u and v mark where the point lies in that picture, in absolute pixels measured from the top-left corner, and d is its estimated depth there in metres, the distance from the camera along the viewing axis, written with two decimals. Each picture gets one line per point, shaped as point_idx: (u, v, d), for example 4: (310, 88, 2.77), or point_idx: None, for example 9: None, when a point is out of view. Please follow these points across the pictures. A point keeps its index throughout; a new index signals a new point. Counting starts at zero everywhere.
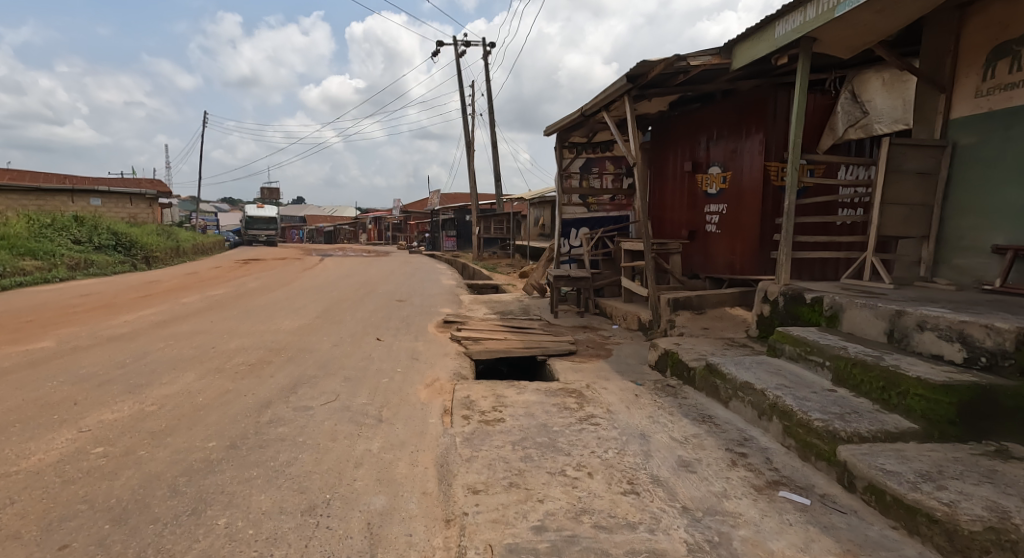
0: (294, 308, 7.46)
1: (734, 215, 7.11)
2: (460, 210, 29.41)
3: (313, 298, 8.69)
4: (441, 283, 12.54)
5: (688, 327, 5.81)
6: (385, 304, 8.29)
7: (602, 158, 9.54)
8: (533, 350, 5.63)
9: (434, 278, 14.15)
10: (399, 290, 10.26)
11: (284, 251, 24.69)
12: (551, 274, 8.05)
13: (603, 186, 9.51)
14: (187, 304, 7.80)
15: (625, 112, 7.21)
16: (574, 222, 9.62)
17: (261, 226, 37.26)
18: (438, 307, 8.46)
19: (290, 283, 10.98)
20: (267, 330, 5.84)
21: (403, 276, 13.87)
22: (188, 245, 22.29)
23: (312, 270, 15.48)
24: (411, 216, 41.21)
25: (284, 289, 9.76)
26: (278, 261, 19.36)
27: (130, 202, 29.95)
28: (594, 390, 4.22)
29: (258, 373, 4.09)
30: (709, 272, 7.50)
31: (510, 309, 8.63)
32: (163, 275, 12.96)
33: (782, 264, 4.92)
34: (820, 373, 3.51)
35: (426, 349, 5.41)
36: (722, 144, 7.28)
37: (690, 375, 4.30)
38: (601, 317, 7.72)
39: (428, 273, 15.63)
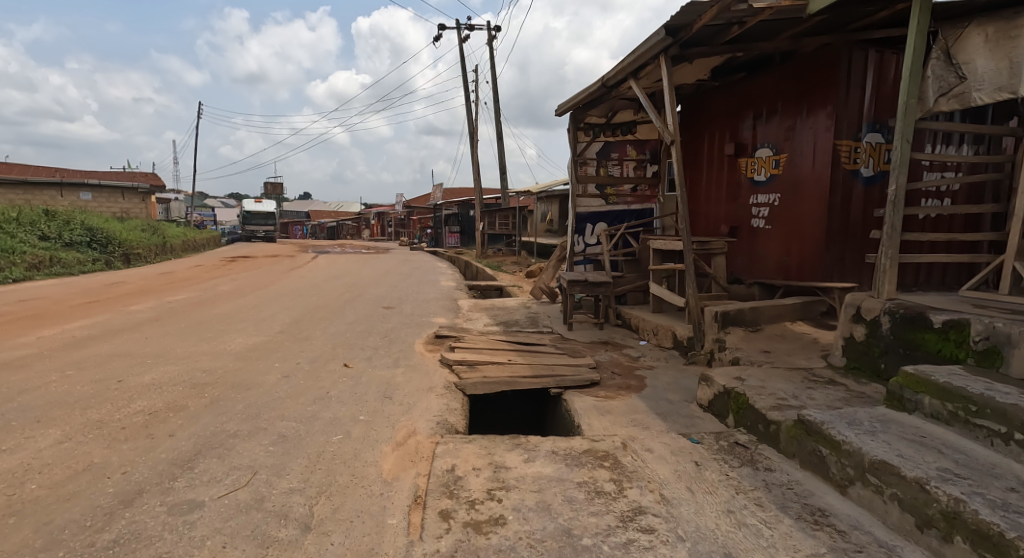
0: (258, 319, 6.28)
1: (791, 208, 5.82)
2: (464, 204, 28.27)
3: (288, 305, 7.49)
4: (440, 285, 11.31)
5: (744, 349, 4.53)
6: (368, 313, 7.08)
7: (624, 142, 8.28)
8: (545, 382, 4.39)
9: (433, 278, 12.95)
10: (390, 295, 9.03)
11: (279, 248, 23.61)
12: (565, 278, 6.80)
13: (624, 174, 8.28)
14: (133, 313, 6.61)
15: (656, 82, 5.93)
16: (590, 217, 8.36)
17: (260, 222, 36.25)
18: (431, 316, 7.24)
19: (268, 286, 9.78)
20: (206, 352, 4.62)
21: (398, 277, 12.66)
22: (177, 241, 21.24)
23: (301, 270, 14.34)
24: (414, 211, 40.05)
25: (257, 294, 8.58)
26: (268, 258, 18.23)
27: (123, 196, 29.02)
28: (634, 455, 2.96)
29: (159, 427, 2.92)
30: (757, 277, 6.21)
31: (516, 318, 7.37)
32: (133, 275, 11.85)
33: (882, 271, 3.61)
34: (1001, 452, 2.25)
35: (406, 381, 4.18)
36: (775, 120, 5.98)
37: (771, 432, 3.01)
38: (625, 331, 6.45)
39: (427, 272, 14.42)
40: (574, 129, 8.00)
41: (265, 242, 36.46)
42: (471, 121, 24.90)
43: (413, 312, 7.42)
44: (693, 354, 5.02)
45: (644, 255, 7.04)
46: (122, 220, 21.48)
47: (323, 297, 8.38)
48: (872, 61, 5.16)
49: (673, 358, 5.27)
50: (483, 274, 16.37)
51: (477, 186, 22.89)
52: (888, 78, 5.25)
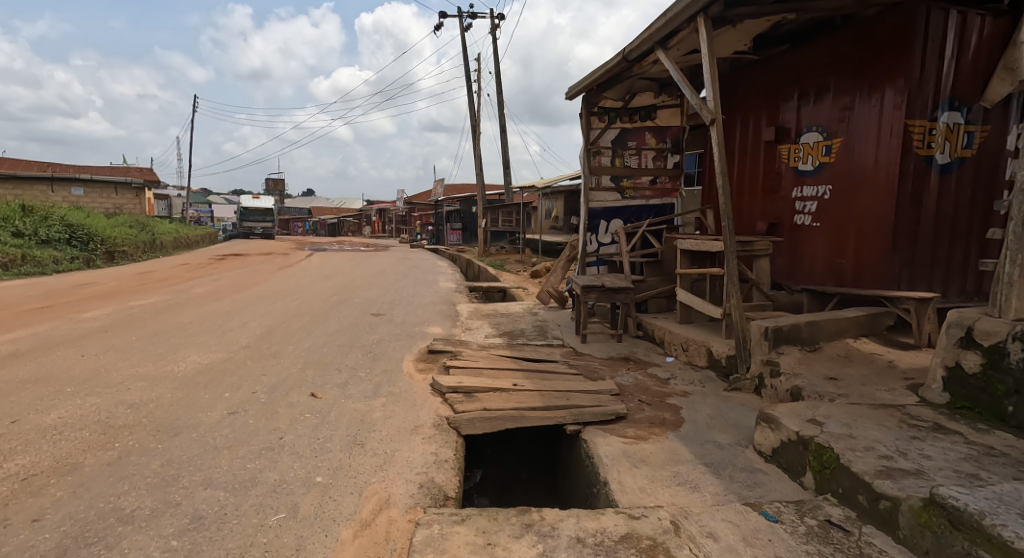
0: (225, 330, 5.47)
1: (844, 201, 4.95)
2: (466, 200, 27.48)
3: (264, 311, 6.67)
4: (439, 287, 10.49)
5: (804, 374, 3.67)
6: (353, 321, 6.28)
7: (642, 130, 7.41)
8: (559, 418, 3.56)
9: (431, 279, 12.12)
10: (383, 299, 8.21)
11: (273, 246, 22.84)
12: (578, 283, 5.95)
13: (642, 165, 7.42)
14: (83, 323, 5.80)
15: (687, 52, 5.03)
16: (604, 213, 7.50)
17: (258, 218, 35.55)
18: (425, 325, 6.42)
19: (250, 288, 8.99)
20: (144, 378, 3.80)
21: (395, 278, 11.86)
22: (167, 238, 20.52)
23: (291, 269, 13.53)
24: (416, 207, 39.26)
25: (234, 297, 7.76)
26: (261, 257, 17.46)
27: (116, 192, 28.34)
28: (692, 543, 2.11)
29: (28, 504, 2.10)
30: (800, 283, 5.35)
31: (521, 328, 6.52)
32: (110, 275, 11.08)
33: (1007, 283, 2.73)
34: None
35: (386, 417, 3.36)
36: (825, 98, 5.11)
37: (881, 512, 2.15)
38: (648, 344, 5.61)
39: (426, 272, 13.62)
40: (587, 113, 7.14)
41: (263, 239, 35.74)
42: (473, 114, 24.07)
43: (405, 320, 6.60)
44: (736, 378, 4.15)
45: (667, 257, 6.20)
46: (111, 216, 20.78)
47: (309, 302, 7.58)
48: (953, 25, 4.29)
49: (710, 381, 4.40)
50: (486, 274, 15.56)
51: (480, 181, 22.05)
52: (970, 49, 4.40)
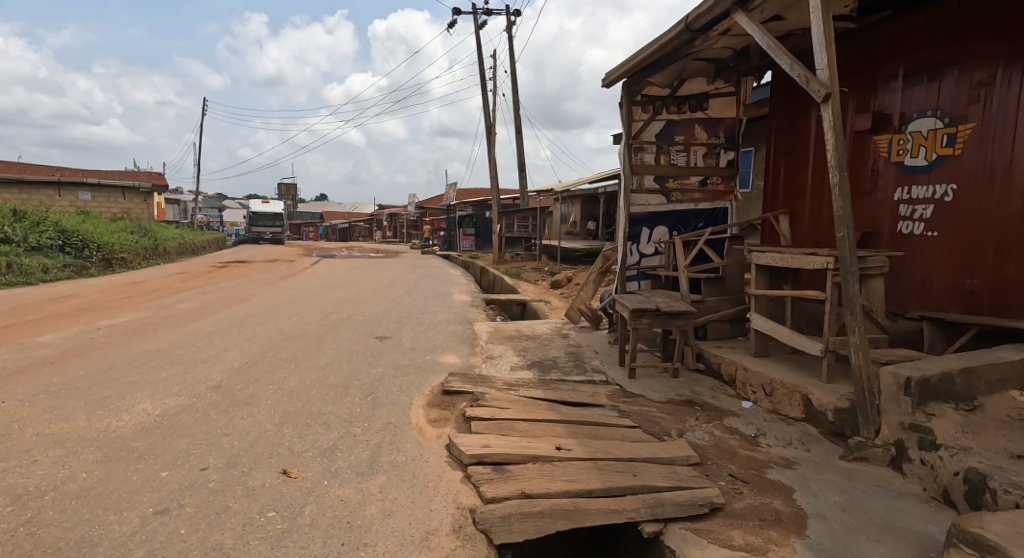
0: (196, 363, 4.52)
1: (977, 205, 3.85)
2: (481, 205, 26.50)
3: (251, 335, 5.71)
4: (454, 301, 9.47)
5: (979, 449, 2.56)
6: (354, 349, 5.28)
7: (691, 122, 6.39)
8: (629, 512, 2.51)
9: (445, 290, 11.15)
10: (391, 317, 7.21)
11: (280, 252, 22.05)
12: (624, 305, 4.92)
13: (691, 163, 6.41)
14: (31, 350, 4.87)
15: (771, 14, 3.94)
16: (647, 219, 6.51)
17: (267, 223, 34.89)
18: (438, 353, 5.40)
19: (244, 302, 8.03)
20: (61, 445, 2.82)
21: (406, 289, 10.90)
22: (170, 244, 19.81)
23: (294, 279, 12.63)
24: (428, 212, 38.56)
25: (222, 315, 6.80)
26: (265, 265, 16.64)
27: (123, 196, 27.79)
28: None
29: None
30: (907, 307, 4.25)
31: (552, 357, 5.46)
32: (97, 286, 10.24)
33: None
34: None
35: (384, 517, 2.34)
36: (951, 74, 4.02)
37: None
38: (714, 382, 4.54)
39: (439, 282, 12.66)
40: (628, 104, 6.11)
41: (273, 244, 35.09)
42: (489, 115, 23.08)
43: (416, 346, 5.60)
44: (859, 444, 3.05)
45: (731, 273, 5.17)
46: (113, 221, 20.04)
47: (306, 322, 6.60)
48: None
49: (816, 444, 3.30)
50: (502, 284, 14.57)
51: (495, 185, 21.02)
52: None
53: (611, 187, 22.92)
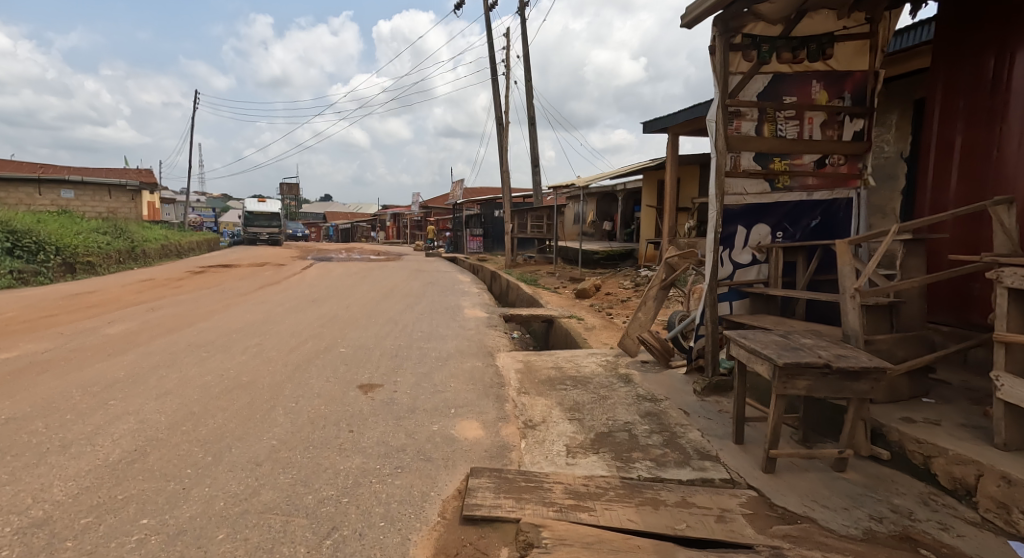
0: (46, 454, 2.70)
1: None
2: (489, 203, 24.83)
3: (175, 385, 3.89)
4: (468, 319, 7.68)
5: None
6: (322, 414, 3.46)
7: (806, 77, 4.53)
8: None
9: (454, 303, 9.35)
10: (386, 348, 5.40)
11: (272, 255, 20.32)
12: (750, 351, 3.03)
13: (804, 135, 4.57)
14: None
15: None
16: (744, 215, 4.63)
17: (264, 223, 33.26)
18: (450, 419, 3.57)
19: (197, 323, 6.23)
20: None
21: (409, 302, 9.10)
22: (150, 246, 18.12)
23: (277, 287, 10.86)
24: (433, 212, 36.96)
25: (154, 346, 5.01)
26: (251, 270, 14.92)
27: (109, 195, 26.13)
28: None
29: None
30: None
31: (623, 425, 3.59)
32: (32, 297, 8.47)
33: None
34: None
35: None
36: None
37: None
38: (922, 489, 2.66)
39: (447, 292, 10.88)
40: (724, 47, 4.26)
41: (269, 246, 33.48)
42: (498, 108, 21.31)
43: (417, 406, 3.77)
44: None
45: (909, 298, 3.32)
46: (89, 221, 18.36)
47: (265, 358, 4.79)
48: None
49: None
50: (518, 293, 12.80)
51: (506, 182, 19.22)
52: None
53: (631, 185, 21.09)
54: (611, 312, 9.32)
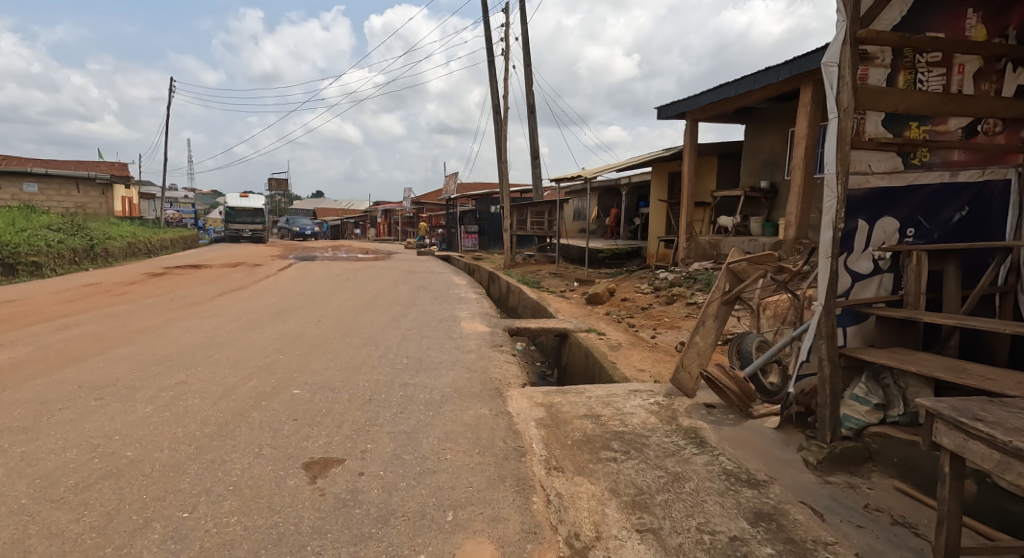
0: None
1: None
2: (485, 198, 23.50)
3: (6, 473, 2.46)
4: (467, 336, 6.27)
5: None
6: (229, 540, 2.04)
7: (958, 5, 3.14)
8: None
9: (449, 313, 7.93)
10: (358, 389, 3.99)
11: (249, 254, 18.76)
12: (1002, 455, 1.64)
13: (954, 88, 3.18)
14: None
15: None
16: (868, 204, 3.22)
17: (246, 219, 31.68)
18: (447, 541, 2.16)
19: (112, 349, 4.78)
20: None
21: (395, 311, 7.69)
22: (113, 244, 16.50)
23: (241, 293, 9.36)
24: (425, 208, 35.52)
25: (24, 390, 3.54)
26: (220, 271, 13.38)
27: (77, 188, 24.49)
28: None
29: None
30: None
31: (730, 547, 2.19)
32: None
33: None
34: None
35: None
36: None
37: None
38: None
39: (440, 298, 9.47)
40: None
41: (252, 243, 31.89)
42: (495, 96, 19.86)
43: (392, 510, 2.36)
44: None
45: None
46: (45, 217, 16.70)
47: (180, 410, 3.35)
48: None
49: None
50: (520, 298, 11.42)
51: (503, 175, 17.80)
52: None
53: (637, 178, 19.77)
54: (632, 323, 7.95)
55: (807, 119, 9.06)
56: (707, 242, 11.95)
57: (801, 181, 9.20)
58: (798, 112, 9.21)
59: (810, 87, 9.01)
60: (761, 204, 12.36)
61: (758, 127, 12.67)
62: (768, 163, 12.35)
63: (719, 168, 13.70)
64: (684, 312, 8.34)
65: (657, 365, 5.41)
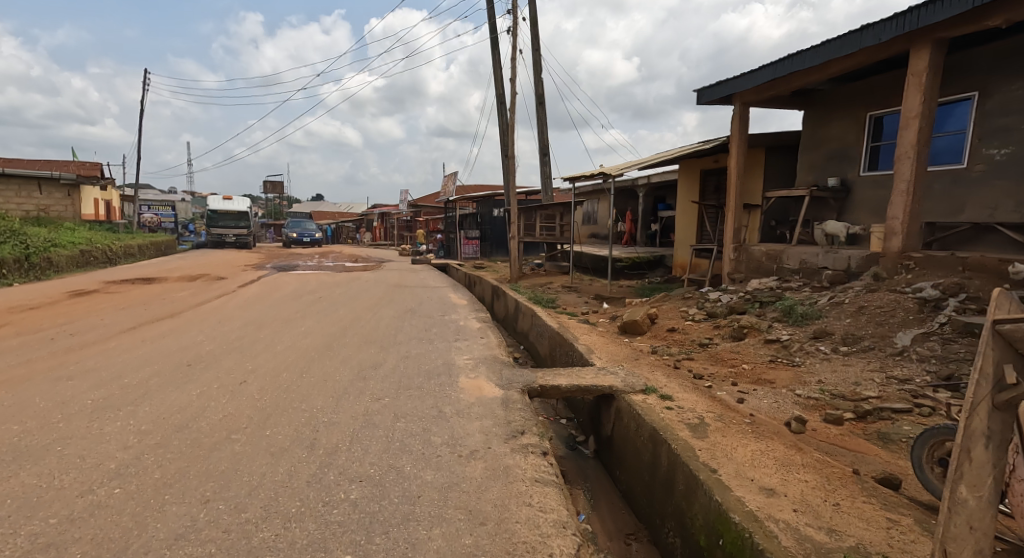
0: None
1: None
2: (488, 201, 21.43)
3: None
4: (466, 416, 3.99)
5: None
6: None
7: None
8: None
9: (441, 357, 5.72)
10: None
11: (219, 265, 16.44)
12: None
13: None
14: None
15: None
16: None
17: (230, 223, 29.47)
18: None
19: None
20: None
21: (366, 357, 5.46)
22: (56, 252, 14.21)
23: (169, 321, 7.08)
24: (421, 212, 33.56)
25: None
26: (170, 286, 11.11)
27: (39, 190, 22.29)
28: None
29: None
30: None
31: None
32: None
33: None
34: None
35: None
36: None
37: None
38: None
39: (433, 330, 7.24)
40: None
41: (235, 249, 29.67)
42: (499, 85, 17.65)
43: None
44: None
45: None
46: None
47: None
48: None
49: None
50: (533, 324, 9.22)
51: (509, 173, 15.55)
52: None
53: (657, 178, 17.63)
54: (699, 374, 5.67)
55: (921, 92, 6.83)
56: (763, 254, 9.74)
57: (910, 176, 6.98)
58: (907, 85, 6.98)
59: (927, 49, 6.77)
60: (827, 207, 10.23)
61: (820, 114, 10.47)
62: (834, 156, 10.13)
63: (768, 165, 11.48)
64: (766, 355, 6.05)
65: (797, 483, 3.20)
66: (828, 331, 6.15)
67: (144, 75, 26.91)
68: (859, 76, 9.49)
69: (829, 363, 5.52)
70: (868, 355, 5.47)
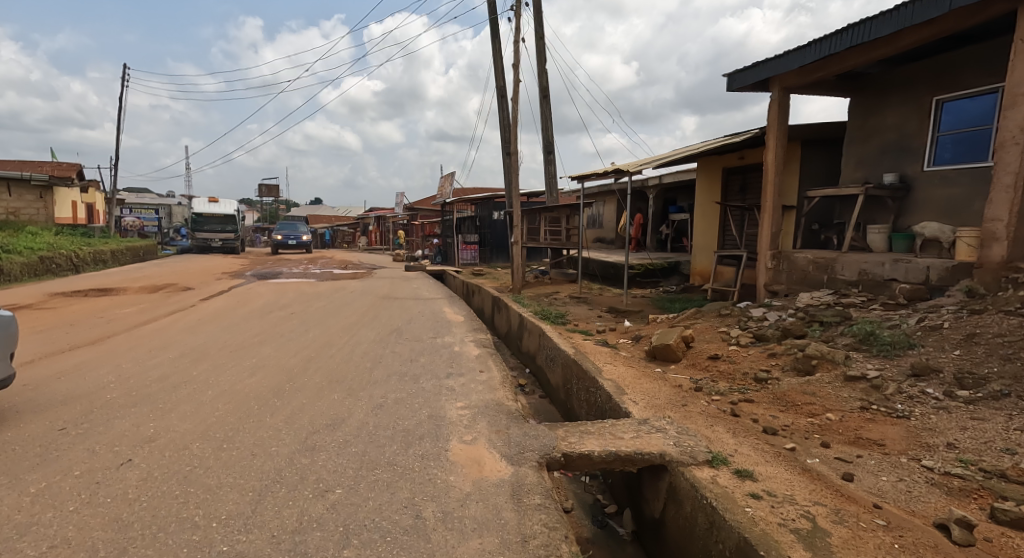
0: None
1: None
2: (487, 203, 20.01)
3: None
4: (456, 531, 2.55)
5: None
6: None
7: None
8: None
9: (424, 406, 4.28)
10: None
11: (193, 272, 15.02)
12: None
13: None
14: None
15: None
16: None
17: (216, 227, 27.94)
18: None
19: None
20: None
21: (325, 409, 4.03)
22: (7, 259, 12.75)
23: (89, 349, 5.64)
24: (418, 215, 32.22)
25: None
26: (123, 300, 9.67)
27: (8, 191, 20.81)
28: None
29: None
30: None
31: None
32: None
33: None
34: None
35: None
36: None
37: None
38: None
39: (420, 359, 5.79)
40: None
41: (221, 254, 28.23)
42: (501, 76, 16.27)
43: None
44: None
45: None
46: None
47: None
48: None
49: None
50: (542, 347, 7.78)
51: (511, 171, 14.13)
52: None
53: (670, 179, 16.22)
54: (771, 428, 4.22)
55: None
56: (810, 262, 8.32)
57: (1019, 167, 5.57)
58: (1014, 52, 5.61)
59: None
60: (882, 208, 8.81)
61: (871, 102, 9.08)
62: (890, 149, 8.71)
63: (807, 161, 10.08)
64: (855, 401, 4.59)
65: None
66: (934, 368, 4.68)
67: (124, 71, 25.42)
68: (924, 55, 8.08)
69: (950, 417, 4.06)
70: (1005, 405, 4.01)
